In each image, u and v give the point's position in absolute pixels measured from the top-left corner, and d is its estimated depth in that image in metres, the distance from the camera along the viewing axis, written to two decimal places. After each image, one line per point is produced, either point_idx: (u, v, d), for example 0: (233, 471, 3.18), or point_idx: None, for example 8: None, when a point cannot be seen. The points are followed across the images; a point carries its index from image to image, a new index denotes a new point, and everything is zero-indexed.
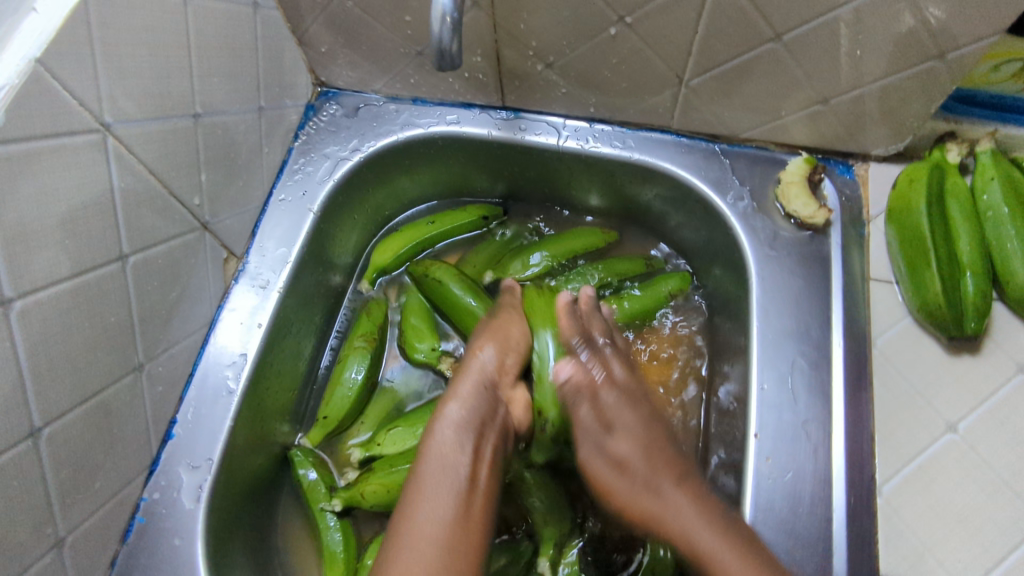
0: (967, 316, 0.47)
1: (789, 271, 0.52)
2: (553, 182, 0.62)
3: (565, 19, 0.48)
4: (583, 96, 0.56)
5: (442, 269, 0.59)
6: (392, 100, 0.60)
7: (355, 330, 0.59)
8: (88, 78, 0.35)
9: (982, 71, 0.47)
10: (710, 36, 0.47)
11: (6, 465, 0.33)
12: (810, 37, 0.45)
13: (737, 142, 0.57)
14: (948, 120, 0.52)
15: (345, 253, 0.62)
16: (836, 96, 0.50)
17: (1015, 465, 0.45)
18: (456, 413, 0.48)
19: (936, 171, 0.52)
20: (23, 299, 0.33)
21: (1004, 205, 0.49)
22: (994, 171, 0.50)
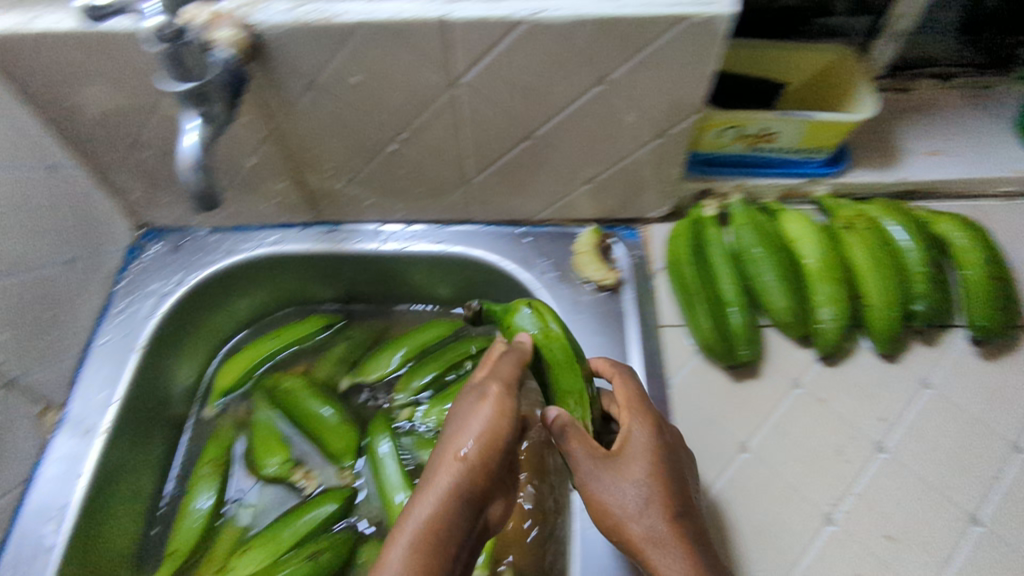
0: (738, 344, 0.53)
1: (591, 330, 0.58)
2: (387, 281, 0.66)
3: (345, 144, 0.54)
4: (388, 203, 0.61)
5: (292, 380, 0.61)
6: (215, 232, 0.64)
7: (202, 456, 0.59)
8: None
9: (710, 138, 0.57)
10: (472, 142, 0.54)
11: None
12: (556, 131, 0.52)
13: (535, 224, 0.64)
14: (701, 181, 0.61)
15: (184, 384, 0.62)
16: (598, 173, 0.57)
17: (799, 471, 0.50)
18: (438, 481, 0.36)
19: (693, 228, 0.59)
20: None
21: (755, 246, 0.55)
22: (745, 219, 0.57)
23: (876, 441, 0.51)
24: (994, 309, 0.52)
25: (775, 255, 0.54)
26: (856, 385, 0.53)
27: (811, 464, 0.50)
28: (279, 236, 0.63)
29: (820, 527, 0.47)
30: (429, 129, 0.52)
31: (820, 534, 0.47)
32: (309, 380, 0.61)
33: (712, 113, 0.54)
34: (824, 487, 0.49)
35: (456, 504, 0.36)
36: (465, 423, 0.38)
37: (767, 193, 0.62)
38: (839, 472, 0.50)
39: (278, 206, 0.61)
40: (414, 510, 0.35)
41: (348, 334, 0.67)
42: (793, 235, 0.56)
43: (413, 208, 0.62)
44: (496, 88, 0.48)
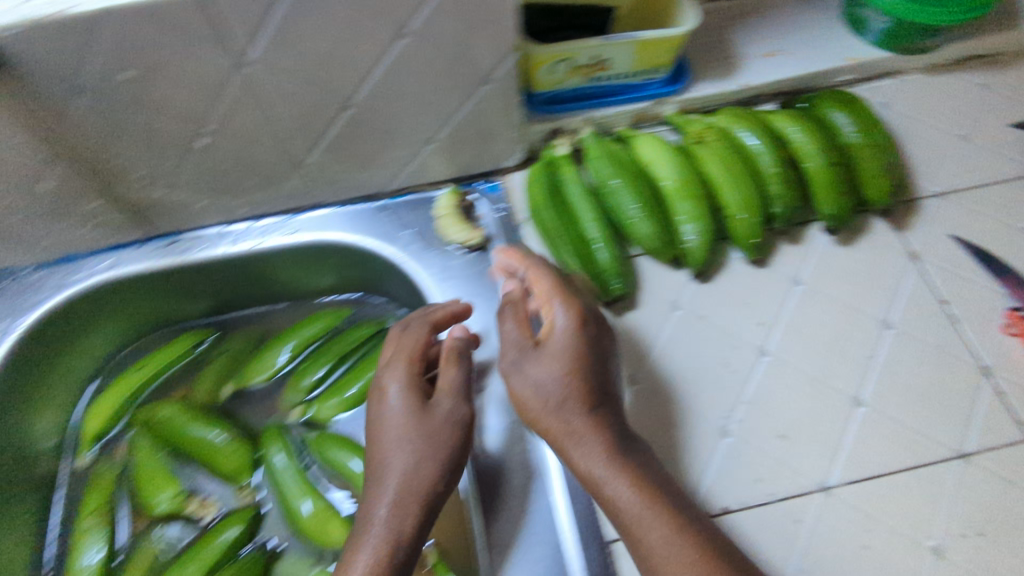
0: (610, 279, 0.53)
1: (465, 295, 0.56)
2: (262, 280, 0.63)
3: (147, 148, 0.48)
4: (224, 202, 0.56)
5: (168, 407, 0.58)
6: (36, 267, 0.57)
7: (83, 508, 0.55)
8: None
9: (545, 75, 0.55)
10: (292, 122, 0.49)
11: None
12: (378, 98, 0.48)
13: (394, 196, 0.60)
14: (547, 121, 0.59)
15: (47, 420, 0.58)
16: (439, 134, 0.54)
17: (686, 392, 0.50)
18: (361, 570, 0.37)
19: (548, 166, 0.57)
20: None
21: (613, 177, 0.56)
22: (599, 153, 0.57)
23: (758, 346, 0.53)
24: (756, 224, 0.54)
25: (634, 186, 0.55)
26: (715, 299, 0.55)
27: (693, 381, 0.51)
28: (123, 257, 0.57)
29: (717, 443, 0.48)
30: (215, 89, 0.44)
31: (718, 449, 0.48)
32: (187, 406, 0.59)
33: (530, 50, 0.52)
34: (696, 432, 0.49)
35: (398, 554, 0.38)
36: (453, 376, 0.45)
37: (615, 122, 0.61)
38: (701, 401, 0.50)
39: (95, 233, 0.55)
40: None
41: (225, 346, 0.63)
42: (647, 159, 0.57)
43: (261, 200, 0.56)
44: (293, 60, 0.43)
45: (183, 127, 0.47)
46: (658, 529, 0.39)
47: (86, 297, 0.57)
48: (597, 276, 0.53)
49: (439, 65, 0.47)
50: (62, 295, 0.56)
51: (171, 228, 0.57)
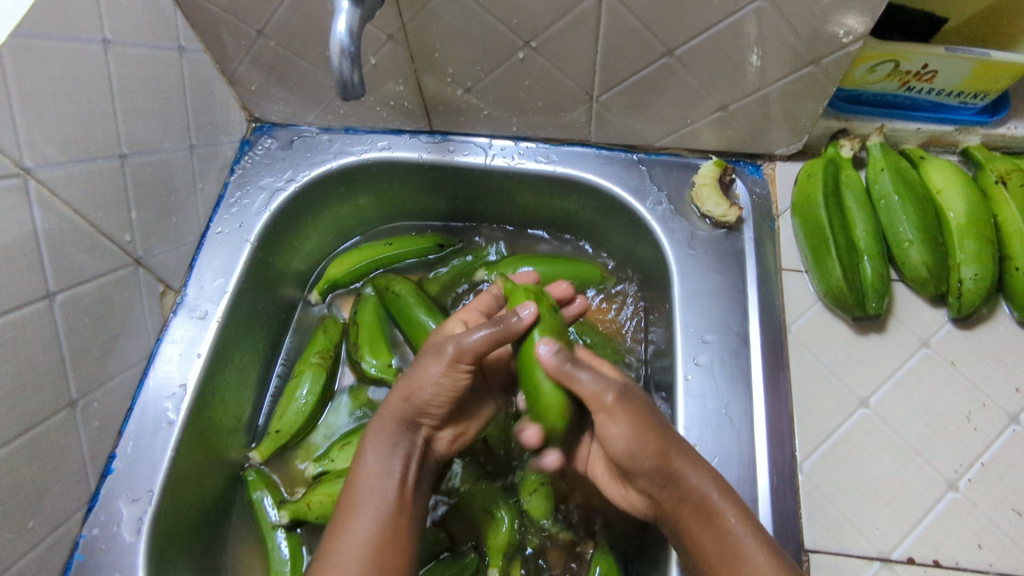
0: (868, 295, 0.50)
1: (706, 267, 0.55)
2: (506, 201, 0.65)
3: (474, 45, 0.51)
4: (504, 115, 0.59)
5: (400, 284, 0.61)
6: (325, 131, 0.62)
7: (310, 347, 0.61)
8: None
9: (861, 73, 0.53)
10: (610, 54, 0.50)
11: (4, 328, 0.38)
12: (699, 50, 0.49)
13: (653, 151, 0.61)
14: (840, 118, 0.56)
15: (293, 266, 0.64)
16: (733, 103, 0.54)
17: (923, 433, 0.48)
18: (379, 432, 0.43)
19: (830, 165, 0.55)
20: (40, 186, 0.39)
21: (894, 192, 0.53)
22: (884, 163, 0.54)
23: (1008, 413, 0.48)
24: None
25: (914, 205, 0.52)
26: (982, 351, 0.50)
27: (936, 428, 0.48)
28: (403, 138, 0.62)
29: (943, 493, 0.46)
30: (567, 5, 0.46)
31: (942, 499, 0.45)
32: (415, 286, 0.62)
33: (870, 45, 0.49)
34: (931, 480, 0.46)
35: (398, 433, 0.43)
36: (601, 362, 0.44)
37: (908, 138, 0.57)
38: (944, 451, 0.47)
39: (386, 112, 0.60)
40: (354, 496, 0.41)
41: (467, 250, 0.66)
42: (938, 185, 0.54)
43: (535, 122, 0.59)
44: None
45: (516, 35, 0.50)
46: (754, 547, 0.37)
47: (360, 169, 0.62)
48: (857, 281, 0.50)
49: (769, 42, 0.48)
50: (341, 163, 0.61)
51: (445, 129, 0.61)
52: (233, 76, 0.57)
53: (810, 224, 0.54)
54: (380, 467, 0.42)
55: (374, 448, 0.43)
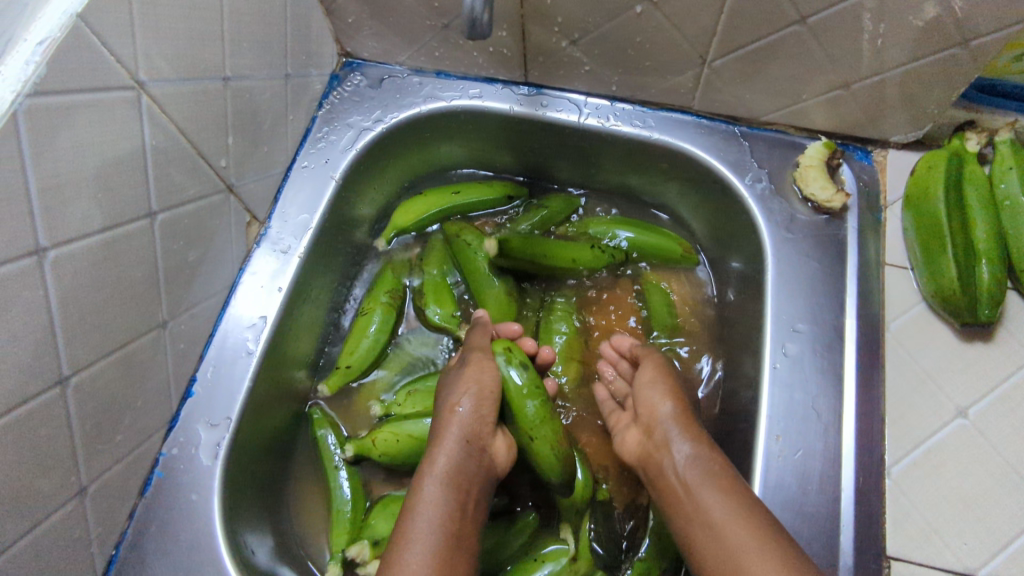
0: (981, 302, 0.48)
1: (804, 253, 0.53)
2: (592, 163, 0.62)
3: None
4: (606, 73, 0.56)
5: (471, 233, 0.60)
6: (415, 73, 0.60)
7: (378, 285, 0.61)
8: (87, 77, 0.34)
9: (1004, 62, 0.47)
10: (736, 16, 0.47)
11: (109, 243, 0.37)
12: (835, 20, 0.46)
13: (757, 126, 0.58)
14: (969, 110, 0.51)
15: (369, 210, 0.63)
16: (857, 81, 0.50)
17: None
18: (441, 465, 0.41)
19: (954, 158, 0.52)
20: (151, 102, 0.38)
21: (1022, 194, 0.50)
22: (1013, 162, 0.51)
23: None
24: None
25: None
26: None
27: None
28: (495, 87, 0.59)
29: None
30: None
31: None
32: (483, 236, 0.60)
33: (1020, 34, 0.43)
34: None
35: (466, 449, 0.43)
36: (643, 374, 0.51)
37: None
38: None
39: (482, 58, 0.57)
40: (410, 522, 0.39)
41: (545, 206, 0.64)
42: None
43: (637, 84, 0.56)
44: None
45: None
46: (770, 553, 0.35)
47: (447, 116, 0.60)
48: (970, 284, 0.48)
49: (915, 18, 0.44)
50: (429, 108, 0.59)
51: (540, 82, 0.59)
52: (331, 6, 0.55)
53: (923, 224, 0.51)
54: (442, 497, 0.40)
55: (435, 480, 0.41)
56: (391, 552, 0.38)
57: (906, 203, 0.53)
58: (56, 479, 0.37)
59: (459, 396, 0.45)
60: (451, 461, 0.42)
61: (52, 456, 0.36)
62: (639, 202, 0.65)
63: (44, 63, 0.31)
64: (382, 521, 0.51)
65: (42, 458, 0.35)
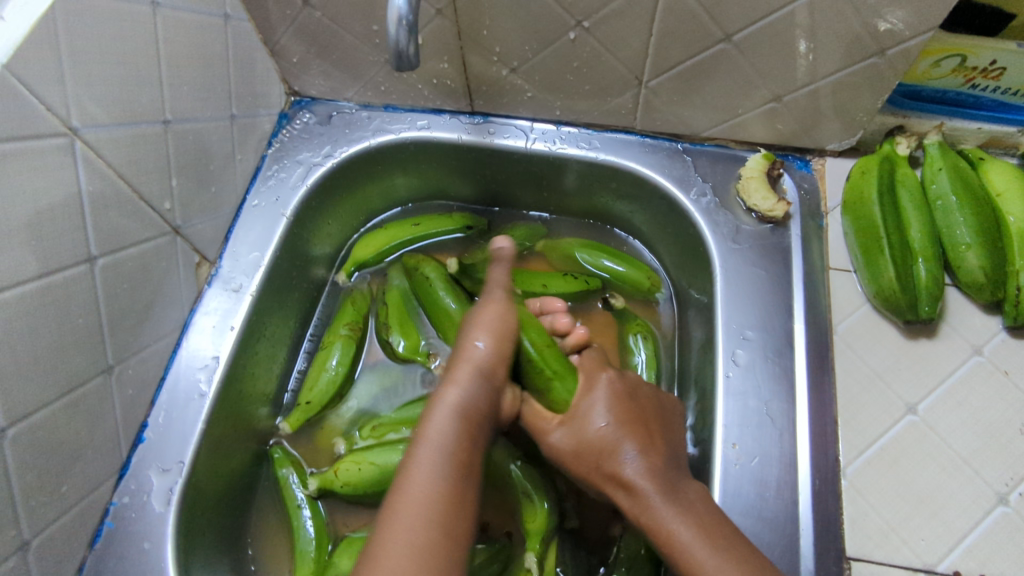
0: (921, 298, 0.49)
1: (750, 262, 0.54)
2: (543, 186, 0.63)
3: (525, 24, 0.50)
4: (549, 99, 0.57)
5: (430, 265, 0.60)
6: (364, 107, 0.61)
7: (338, 318, 0.61)
8: (15, 126, 0.34)
9: (924, 68, 0.50)
10: (664, 38, 0.49)
11: (45, 291, 0.37)
12: (757, 37, 0.47)
13: (699, 141, 0.59)
14: (897, 115, 0.54)
15: (326, 245, 0.63)
16: (788, 93, 0.52)
17: (975, 444, 0.46)
18: (439, 419, 0.39)
19: (886, 162, 0.54)
20: (86, 149, 0.39)
21: (952, 193, 0.51)
22: (942, 163, 0.53)
23: None
24: None
25: (973, 205, 0.50)
26: None
27: (988, 439, 0.46)
28: (443, 118, 0.61)
29: (993, 507, 0.44)
30: None
31: (991, 513, 0.44)
32: (443, 266, 0.61)
33: (937, 38, 0.47)
34: (983, 493, 0.44)
35: (479, 384, 0.41)
36: (593, 401, 0.46)
37: (966, 137, 0.55)
38: (995, 462, 0.45)
39: (428, 89, 0.58)
40: (421, 446, 0.37)
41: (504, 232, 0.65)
42: (997, 188, 0.52)
43: (579, 108, 0.58)
44: None
45: (569, 15, 0.48)
46: (708, 554, 0.38)
47: (397, 148, 0.60)
48: (909, 282, 0.49)
49: (832, 31, 0.46)
50: (379, 141, 0.60)
51: (486, 110, 0.60)
52: (274, 46, 0.56)
53: (860, 228, 0.52)
54: (457, 426, 0.38)
55: (441, 422, 0.38)
56: (399, 481, 0.36)
57: (844, 207, 0.54)
58: None
59: (482, 348, 0.43)
60: (466, 393, 0.40)
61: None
62: (593, 222, 0.66)
63: None
64: (346, 559, 0.50)
65: None
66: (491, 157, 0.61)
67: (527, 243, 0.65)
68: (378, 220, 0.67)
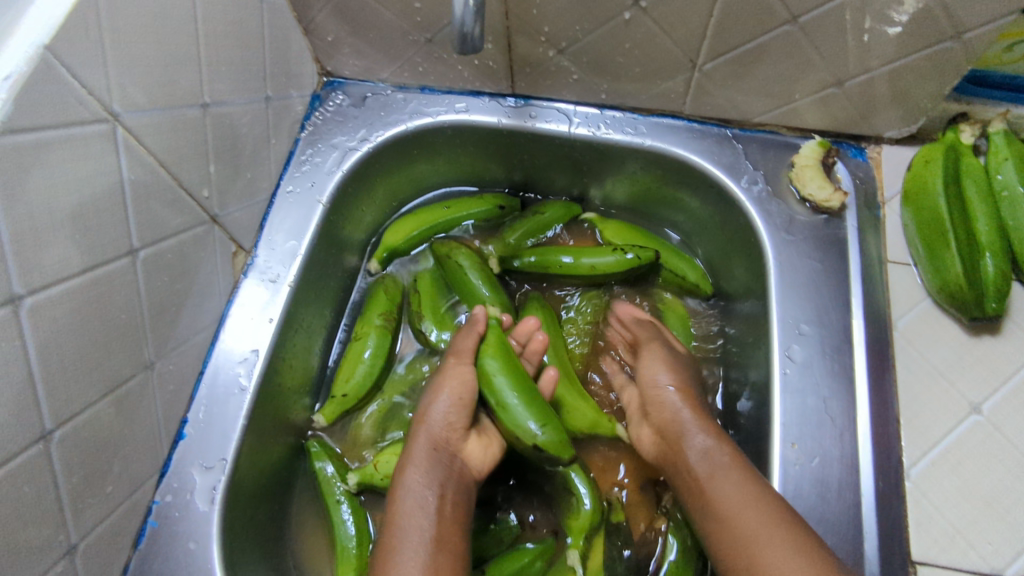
0: (988, 295, 0.47)
1: (806, 254, 0.52)
2: (584, 172, 0.61)
3: (578, 3, 0.47)
4: (595, 82, 0.55)
5: (462, 254, 0.58)
6: (399, 89, 0.59)
7: (371, 306, 0.59)
8: (58, 111, 0.32)
9: (995, 52, 0.47)
10: (726, 19, 0.46)
11: (88, 286, 0.35)
12: (825, 19, 0.45)
13: (749, 127, 0.57)
14: (962, 102, 0.51)
15: (359, 232, 0.61)
16: (849, 78, 0.50)
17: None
18: (414, 472, 0.45)
19: (950, 152, 0.52)
20: (127, 134, 0.37)
21: (1020, 184, 0.49)
22: (1008, 153, 0.51)
23: None
24: None
25: None
26: None
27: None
28: (481, 100, 0.58)
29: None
30: None
31: None
32: (473, 252, 0.59)
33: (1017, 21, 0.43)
34: None
35: (432, 471, 0.44)
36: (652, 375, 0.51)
37: None
38: None
39: (468, 70, 0.56)
40: (403, 545, 0.41)
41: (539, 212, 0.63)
42: None
43: (626, 91, 0.55)
44: None
45: None
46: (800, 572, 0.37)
47: (434, 132, 0.58)
48: (975, 278, 0.47)
49: (907, 11, 0.43)
50: (415, 125, 0.58)
51: (527, 92, 0.57)
52: (308, 23, 0.53)
53: (922, 221, 0.51)
54: (421, 504, 0.43)
55: (413, 481, 0.44)
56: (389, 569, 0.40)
57: (905, 199, 0.52)
58: (44, 539, 0.34)
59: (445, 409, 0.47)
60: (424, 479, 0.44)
61: (39, 516, 0.34)
62: (633, 209, 0.64)
63: (11, 99, 0.29)
64: None
65: (29, 518, 0.33)
66: (532, 141, 0.59)
67: (560, 225, 0.63)
68: (410, 205, 0.65)
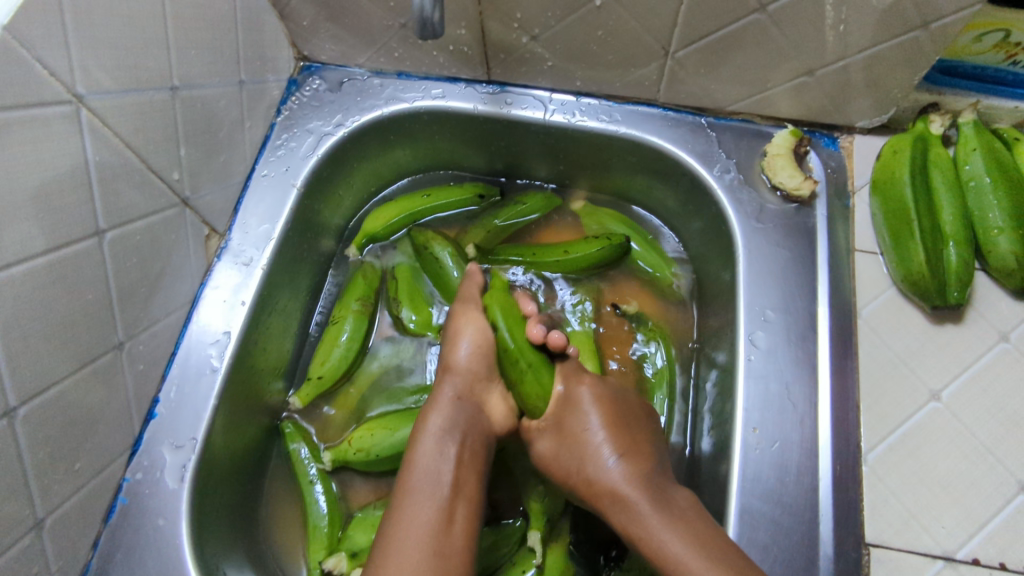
0: (950, 285, 0.48)
1: (774, 242, 0.52)
2: (560, 159, 0.61)
3: None
4: (569, 68, 0.55)
5: (439, 242, 0.59)
6: (375, 74, 0.59)
7: (349, 291, 0.59)
8: (19, 92, 0.32)
9: (964, 43, 0.48)
10: (696, 7, 0.46)
11: (52, 266, 0.36)
12: (794, 8, 0.45)
13: (723, 116, 0.57)
14: (932, 92, 0.52)
15: (336, 216, 0.61)
16: (820, 68, 0.50)
17: (998, 431, 0.46)
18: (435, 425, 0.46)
19: (919, 142, 0.52)
20: (91, 116, 0.37)
21: (986, 174, 0.50)
22: (976, 143, 0.51)
23: None
24: None
25: (1007, 188, 0.49)
26: None
27: (1012, 427, 0.46)
28: (458, 86, 0.58)
29: (1012, 496, 0.44)
30: None
31: (1011, 501, 0.44)
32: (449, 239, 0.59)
33: (982, 12, 0.44)
34: (1004, 481, 0.44)
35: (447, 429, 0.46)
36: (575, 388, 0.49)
37: (1001, 116, 0.53)
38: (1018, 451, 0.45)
39: (443, 56, 0.56)
40: (414, 487, 0.43)
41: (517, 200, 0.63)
42: None
43: (600, 79, 0.55)
44: None
45: None
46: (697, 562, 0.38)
47: (410, 118, 0.58)
48: (937, 267, 0.48)
49: (873, 2, 0.44)
50: (391, 110, 0.58)
51: (503, 78, 0.57)
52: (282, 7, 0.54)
53: (889, 211, 0.51)
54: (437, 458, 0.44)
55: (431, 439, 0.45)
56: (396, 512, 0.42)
57: (872, 189, 0.53)
58: (10, 513, 0.35)
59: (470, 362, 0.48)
60: (449, 415, 0.47)
61: (3, 491, 0.34)
62: (611, 197, 0.64)
63: None
64: (361, 532, 0.50)
65: None
66: (508, 128, 0.59)
67: (538, 214, 0.63)
68: (388, 191, 0.66)
